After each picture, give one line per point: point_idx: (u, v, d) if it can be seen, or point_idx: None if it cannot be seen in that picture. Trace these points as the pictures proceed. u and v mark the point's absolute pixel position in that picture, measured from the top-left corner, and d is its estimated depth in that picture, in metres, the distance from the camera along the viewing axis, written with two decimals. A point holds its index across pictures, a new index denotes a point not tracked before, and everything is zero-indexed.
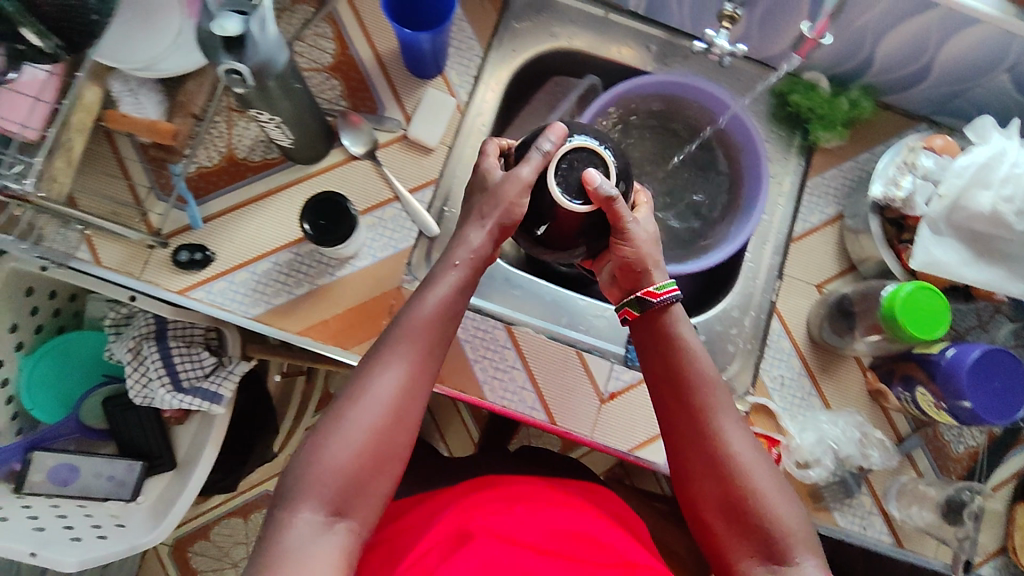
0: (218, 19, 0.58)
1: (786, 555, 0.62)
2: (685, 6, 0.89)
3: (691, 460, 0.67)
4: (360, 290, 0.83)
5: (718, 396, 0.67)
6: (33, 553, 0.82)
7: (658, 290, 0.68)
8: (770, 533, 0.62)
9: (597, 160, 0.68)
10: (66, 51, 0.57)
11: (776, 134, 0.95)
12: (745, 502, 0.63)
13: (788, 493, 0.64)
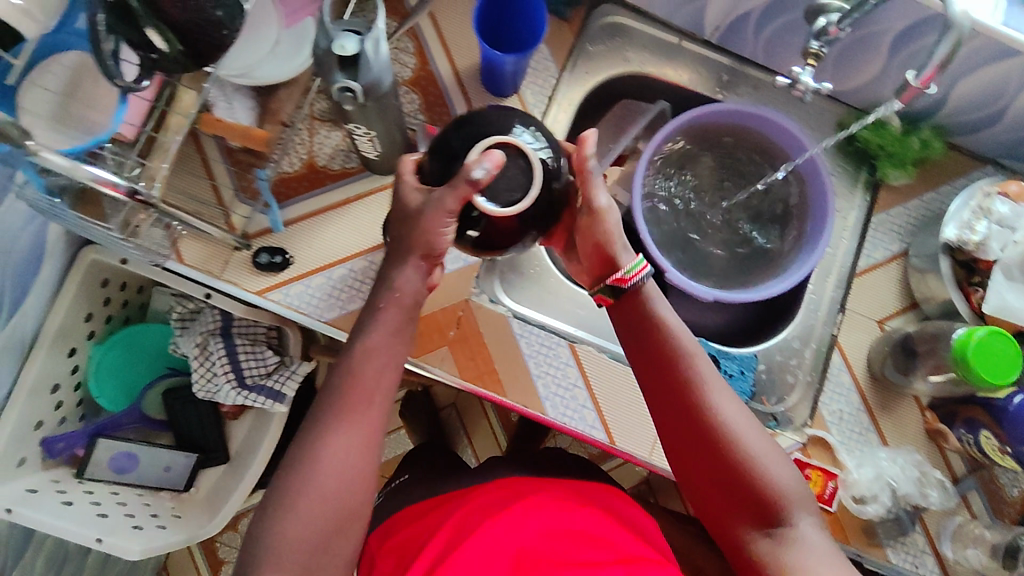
0: (338, 38, 0.62)
1: (782, 519, 0.63)
2: (762, 39, 0.89)
3: (678, 435, 0.67)
4: (430, 300, 0.85)
5: (699, 367, 0.67)
6: (99, 538, 0.85)
7: (627, 273, 0.68)
8: (765, 498, 0.63)
9: (517, 155, 0.62)
10: (190, 59, 0.54)
11: (842, 168, 0.95)
12: (737, 471, 0.64)
13: (779, 455, 0.65)
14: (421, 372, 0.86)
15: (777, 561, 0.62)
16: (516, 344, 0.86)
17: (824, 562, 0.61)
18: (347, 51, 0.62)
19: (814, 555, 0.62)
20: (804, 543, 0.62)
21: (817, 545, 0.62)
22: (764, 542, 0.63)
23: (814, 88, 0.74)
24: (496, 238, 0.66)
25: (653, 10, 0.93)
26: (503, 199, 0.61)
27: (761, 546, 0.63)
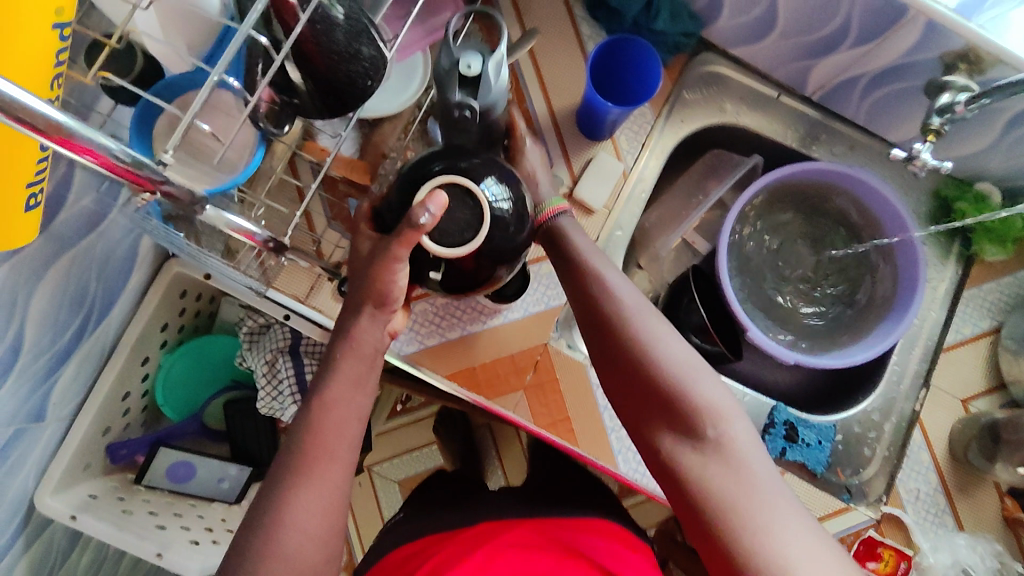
0: (464, 57, 0.68)
1: (703, 429, 0.60)
2: (867, 102, 0.87)
3: (601, 354, 0.66)
4: (510, 342, 0.85)
5: (613, 284, 0.68)
6: (158, 553, 0.85)
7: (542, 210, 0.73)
8: (684, 409, 0.61)
9: (469, 198, 0.59)
10: (321, 101, 0.53)
11: (934, 238, 0.92)
12: (656, 382, 0.62)
13: (703, 370, 0.63)
14: (493, 412, 0.85)
15: (700, 473, 0.59)
16: (591, 394, 0.84)
17: (749, 476, 0.58)
18: (472, 72, 0.68)
19: (739, 471, 0.58)
20: (731, 456, 0.59)
21: (741, 459, 0.59)
22: (690, 455, 0.60)
23: (933, 165, 0.72)
24: (457, 281, 0.63)
25: (755, 62, 0.91)
26: (452, 239, 0.59)
27: (685, 460, 0.60)
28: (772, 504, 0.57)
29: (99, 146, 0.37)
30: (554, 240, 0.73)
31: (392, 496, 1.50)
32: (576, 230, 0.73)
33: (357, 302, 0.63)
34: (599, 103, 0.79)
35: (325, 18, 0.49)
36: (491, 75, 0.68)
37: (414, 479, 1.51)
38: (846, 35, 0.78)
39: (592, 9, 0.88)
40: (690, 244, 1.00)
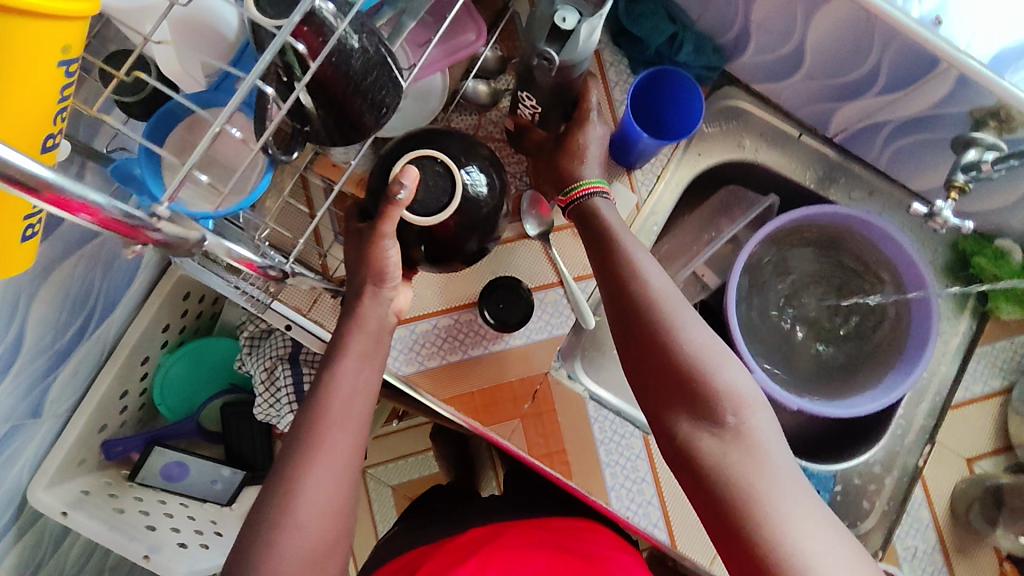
0: (562, 10, 0.63)
1: (722, 414, 0.55)
2: (889, 149, 0.85)
3: (620, 329, 0.62)
4: (510, 369, 0.83)
5: (641, 262, 0.64)
6: (146, 556, 0.84)
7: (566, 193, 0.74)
8: (704, 391, 0.56)
9: (442, 169, 0.63)
10: (331, 124, 0.52)
11: (949, 291, 0.90)
12: (675, 362, 0.57)
13: (729, 357, 0.58)
14: (488, 438, 0.84)
15: (717, 459, 0.54)
16: (588, 427, 0.84)
17: (771, 470, 0.52)
18: (566, 26, 0.63)
19: (759, 462, 0.53)
20: (752, 446, 0.54)
21: (763, 451, 0.53)
22: (706, 441, 0.55)
23: (954, 224, 0.71)
24: (441, 251, 0.67)
25: (778, 99, 0.89)
26: (431, 207, 0.63)
27: (699, 445, 0.55)
28: (795, 501, 0.51)
29: (92, 202, 0.32)
30: (583, 216, 0.72)
31: (386, 500, 1.50)
32: (604, 210, 0.71)
33: (356, 327, 0.63)
34: (632, 127, 0.78)
35: (342, 49, 0.47)
36: (585, 35, 0.63)
37: (409, 486, 1.50)
38: (874, 82, 0.76)
39: (615, 37, 0.86)
40: (700, 276, 0.96)
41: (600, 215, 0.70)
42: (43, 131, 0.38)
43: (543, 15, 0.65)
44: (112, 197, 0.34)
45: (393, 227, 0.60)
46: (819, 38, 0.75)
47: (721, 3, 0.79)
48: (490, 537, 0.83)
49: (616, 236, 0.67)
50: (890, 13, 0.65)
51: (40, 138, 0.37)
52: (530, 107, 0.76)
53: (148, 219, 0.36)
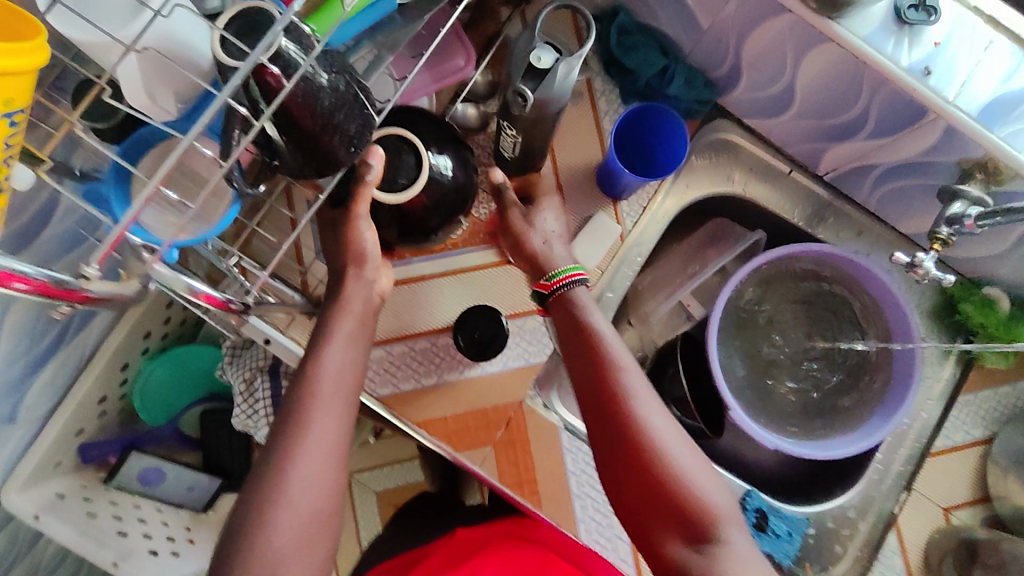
0: (538, 49, 0.65)
1: (713, 536, 0.58)
2: (878, 191, 0.84)
3: (608, 442, 0.63)
4: (485, 396, 0.83)
5: (626, 372, 0.65)
6: (115, 563, 0.85)
7: (548, 280, 0.73)
8: (698, 516, 0.59)
9: (407, 146, 0.63)
10: (297, 155, 0.51)
11: (934, 336, 0.89)
12: (669, 485, 0.60)
13: (715, 477, 0.62)
14: (460, 464, 0.83)
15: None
16: (560, 457, 0.83)
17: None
18: (542, 65, 0.65)
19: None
20: (743, 567, 0.57)
21: (752, 569, 0.57)
22: (700, 566, 0.57)
23: (935, 276, 0.70)
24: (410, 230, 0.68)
25: (770, 134, 0.89)
26: (398, 185, 0.63)
27: (695, 569, 0.58)
28: None
29: (17, 270, 0.33)
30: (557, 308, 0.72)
31: (369, 506, 1.36)
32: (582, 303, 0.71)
33: (323, 353, 0.63)
34: (614, 164, 0.79)
35: (309, 85, 0.46)
36: (562, 73, 0.64)
37: (394, 494, 1.37)
38: (864, 125, 0.75)
39: (607, 66, 0.86)
40: (685, 306, 0.95)
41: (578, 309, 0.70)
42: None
43: (522, 52, 0.67)
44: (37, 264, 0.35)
45: (366, 210, 0.62)
46: (809, 79, 0.74)
47: (713, 39, 0.78)
48: (472, 550, 0.82)
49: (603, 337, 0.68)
50: (880, 60, 0.64)
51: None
52: (512, 132, 0.72)
53: (75, 280, 0.36)
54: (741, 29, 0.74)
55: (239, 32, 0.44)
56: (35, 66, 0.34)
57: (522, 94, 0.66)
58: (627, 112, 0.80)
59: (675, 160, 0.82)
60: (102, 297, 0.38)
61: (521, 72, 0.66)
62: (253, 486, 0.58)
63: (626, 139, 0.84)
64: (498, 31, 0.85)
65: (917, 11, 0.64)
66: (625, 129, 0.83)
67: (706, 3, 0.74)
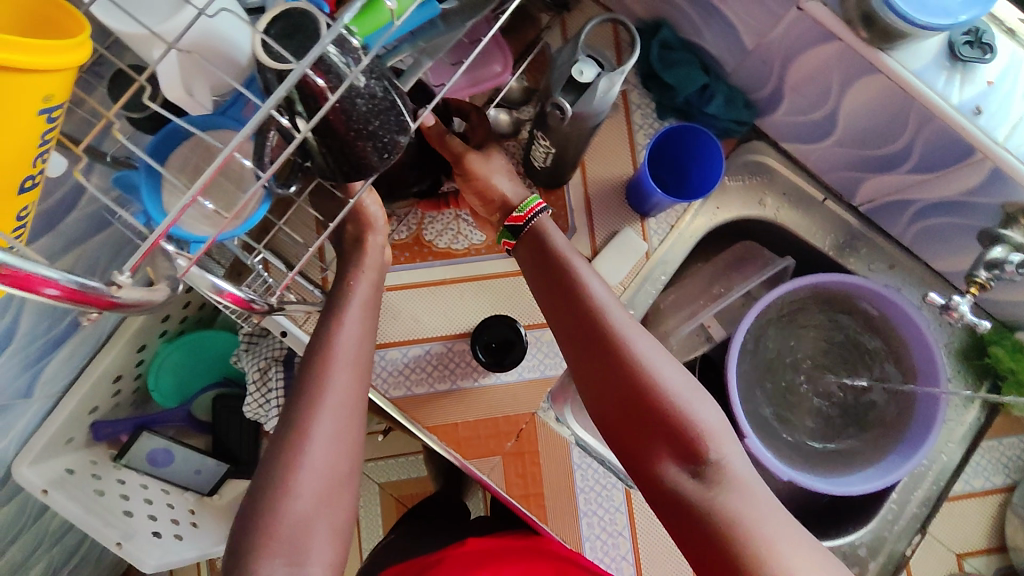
0: (580, 63, 0.64)
1: (704, 453, 0.58)
2: (915, 226, 0.82)
3: (591, 369, 0.64)
4: (496, 405, 0.82)
5: (605, 300, 0.66)
6: (118, 543, 0.84)
7: (521, 213, 0.72)
8: (686, 433, 0.59)
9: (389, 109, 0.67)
10: (330, 160, 0.51)
11: (961, 378, 0.86)
12: (654, 403, 0.60)
13: (699, 392, 0.62)
14: (468, 471, 0.82)
15: (704, 499, 0.56)
16: (570, 473, 0.82)
17: (754, 502, 0.56)
18: (584, 79, 0.64)
19: (743, 496, 0.56)
20: (733, 482, 0.57)
21: (742, 483, 0.57)
22: (691, 485, 0.58)
23: (970, 320, 0.69)
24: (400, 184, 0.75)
25: (808, 160, 0.87)
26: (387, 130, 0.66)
27: (687, 488, 0.58)
28: (781, 527, 0.55)
29: (43, 275, 0.32)
30: (527, 241, 0.72)
31: (373, 498, 1.34)
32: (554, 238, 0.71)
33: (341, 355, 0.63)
34: (646, 182, 0.78)
35: (348, 92, 0.46)
36: (601, 90, 0.63)
37: (398, 486, 1.35)
38: (907, 159, 0.73)
39: (645, 79, 0.85)
40: (706, 327, 0.94)
41: (553, 241, 0.70)
42: (21, 174, 0.36)
43: (562, 66, 0.66)
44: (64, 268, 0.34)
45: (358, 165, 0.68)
46: (854, 109, 0.73)
47: (757, 60, 0.77)
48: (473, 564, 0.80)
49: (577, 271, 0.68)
50: (929, 96, 0.63)
51: (18, 179, 0.36)
52: (545, 143, 0.71)
53: (106, 287, 0.36)
54: (788, 53, 0.72)
55: (280, 36, 0.43)
56: (75, 63, 0.34)
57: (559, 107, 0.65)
58: (661, 133, 0.79)
59: (706, 184, 0.81)
60: (130, 304, 0.38)
61: (561, 85, 0.65)
62: (261, 484, 0.59)
63: (660, 158, 0.84)
64: (539, 38, 0.84)
65: (972, 47, 0.62)
66: (661, 148, 0.83)
67: (753, 25, 0.72)
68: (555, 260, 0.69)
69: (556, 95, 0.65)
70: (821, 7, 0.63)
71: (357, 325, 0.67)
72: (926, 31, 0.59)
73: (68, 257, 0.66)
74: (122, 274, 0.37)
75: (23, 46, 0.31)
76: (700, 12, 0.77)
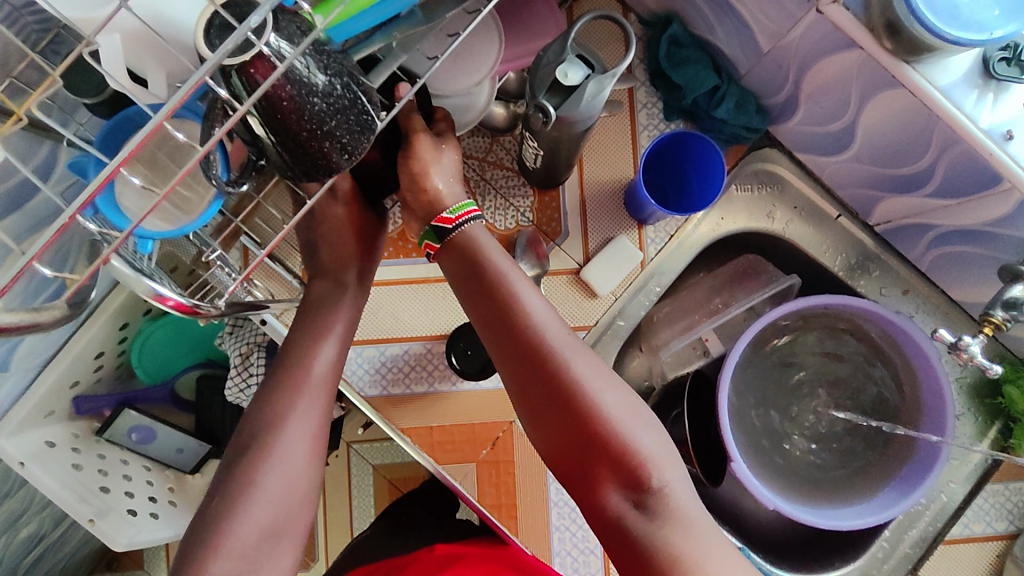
0: (565, 64, 0.59)
1: (646, 481, 0.56)
2: (936, 251, 0.76)
3: (532, 396, 0.59)
4: (474, 411, 0.79)
5: (546, 321, 0.60)
6: (91, 520, 0.85)
7: (451, 215, 0.64)
8: (631, 461, 0.57)
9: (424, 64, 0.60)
10: (282, 153, 0.47)
11: (972, 417, 0.81)
12: (602, 441, 0.57)
13: (644, 415, 0.59)
14: (442, 477, 0.80)
15: (652, 540, 0.55)
16: (545, 486, 0.79)
17: (698, 532, 0.55)
18: (569, 81, 0.59)
19: (688, 531, 0.55)
20: (676, 511, 0.56)
21: (685, 509, 0.56)
22: (636, 516, 0.56)
23: (980, 363, 0.64)
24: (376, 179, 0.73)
25: (823, 173, 0.81)
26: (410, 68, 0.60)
27: (632, 520, 0.56)
28: (723, 558, 0.55)
29: None
30: (456, 243, 0.63)
31: (366, 481, 1.33)
32: (489, 245, 0.63)
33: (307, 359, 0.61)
34: (642, 191, 0.74)
35: (302, 82, 0.43)
36: (590, 92, 0.59)
37: (392, 470, 1.33)
38: (928, 181, 0.68)
39: (653, 77, 0.80)
40: (703, 340, 0.89)
41: (482, 242, 0.63)
42: None
43: (547, 66, 0.61)
44: None
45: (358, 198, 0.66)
46: (874, 124, 0.67)
47: (772, 64, 0.71)
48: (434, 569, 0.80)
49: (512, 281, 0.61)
50: (953, 116, 0.57)
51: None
52: (534, 145, 0.67)
53: None
54: (805, 59, 0.66)
55: (224, 26, 0.40)
56: None
57: (543, 110, 0.59)
58: (663, 138, 0.74)
59: (709, 192, 0.76)
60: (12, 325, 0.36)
61: (545, 87, 0.60)
62: (225, 476, 0.62)
63: (663, 161, 0.79)
64: (556, 5, 0.75)
65: (1009, 65, 0.56)
66: (663, 149, 0.77)
67: (770, 26, 0.66)
68: (491, 274, 0.61)
69: (539, 97, 0.60)
70: (842, 11, 0.57)
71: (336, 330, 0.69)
72: (955, 47, 0.54)
73: None
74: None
75: None
76: (713, 8, 0.71)
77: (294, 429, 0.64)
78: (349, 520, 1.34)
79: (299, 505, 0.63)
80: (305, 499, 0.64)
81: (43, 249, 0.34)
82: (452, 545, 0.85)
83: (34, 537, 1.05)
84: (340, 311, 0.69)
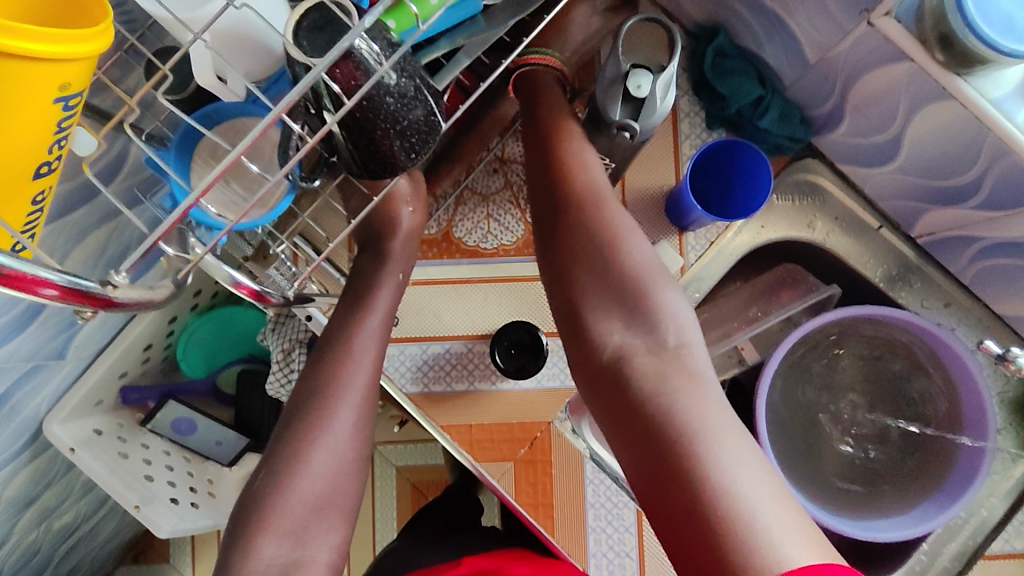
0: (636, 78, 0.67)
1: (658, 326, 0.59)
2: (979, 265, 0.76)
3: (556, 219, 0.66)
4: (512, 410, 0.80)
5: (586, 171, 0.67)
6: (137, 506, 0.87)
7: (523, 57, 0.75)
8: (647, 304, 0.60)
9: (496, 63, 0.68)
10: (352, 150, 0.49)
11: (1011, 431, 0.81)
12: (618, 270, 0.61)
13: (669, 279, 0.62)
14: (479, 476, 0.81)
15: (646, 373, 0.57)
16: (581, 487, 0.80)
17: (700, 388, 0.55)
18: (641, 92, 0.67)
19: (690, 378, 0.56)
20: (683, 362, 0.57)
21: (696, 367, 0.57)
22: (637, 350, 0.58)
23: None
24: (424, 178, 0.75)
25: (865, 185, 0.82)
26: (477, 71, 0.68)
27: (630, 353, 0.58)
28: (722, 418, 0.53)
29: (44, 276, 0.32)
30: (532, 89, 0.73)
31: (389, 482, 1.34)
32: (557, 101, 0.73)
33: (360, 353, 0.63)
34: (686, 197, 0.75)
35: (379, 86, 0.45)
36: (661, 95, 0.68)
37: (416, 473, 1.35)
38: (975, 193, 0.68)
39: (696, 87, 0.81)
40: (738, 349, 0.88)
41: (552, 98, 0.73)
42: (37, 161, 0.37)
43: (615, 81, 0.68)
44: (63, 269, 0.34)
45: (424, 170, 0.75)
46: (921, 137, 0.67)
47: (818, 76, 0.72)
48: None
49: (567, 132, 0.70)
50: (1005, 127, 0.57)
51: (33, 165, 0.37)
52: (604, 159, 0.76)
53: (103, 287, 0.36)
54: (852, 71, 0.67)
55: (314, 29, 0.42)
56: (94, 52, 0.34)
57: (626, 127, 0.69)
58: (710, 145, 0.76)
59: (756, 199, 0.78)
60: (130, 303, 0.38)
61: (617, 102, 0.69)
62: (271, 465, 0.63)
63: (706, 168, 0.80)
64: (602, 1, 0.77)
65: None
66: (710, 154, 0.78)
67: (818, 38, 0.67)
68: (549, 121, 0.71)
69: (621, 117, 0.69)
70: (894, 24, 0.58)
71: (381, 325, 0.70)
72: (1009, 60, 0.55)
73: (105, 228, 0.66)
74: (119, 274, 0.36)
75: (36, 35, 0.31)
76: (761, 22, 0.72)
77: (342, 421, 0.65)
78: (371, 525, 1.33)
79: (344, 497, 0.64)
80: (350, 491, 0.65)
81: (168, 229, 0.37)
82: (478, 558, 0.79)
83: (71, 523, 1.07)
84: (385, 307, 0.72)
